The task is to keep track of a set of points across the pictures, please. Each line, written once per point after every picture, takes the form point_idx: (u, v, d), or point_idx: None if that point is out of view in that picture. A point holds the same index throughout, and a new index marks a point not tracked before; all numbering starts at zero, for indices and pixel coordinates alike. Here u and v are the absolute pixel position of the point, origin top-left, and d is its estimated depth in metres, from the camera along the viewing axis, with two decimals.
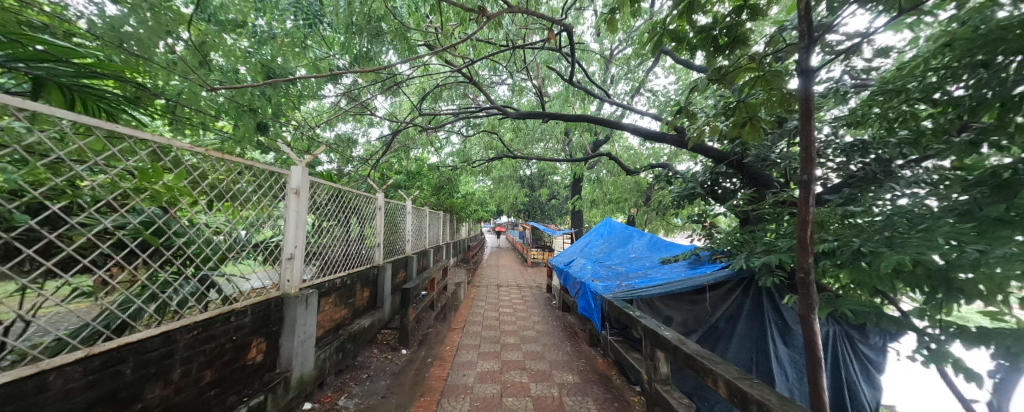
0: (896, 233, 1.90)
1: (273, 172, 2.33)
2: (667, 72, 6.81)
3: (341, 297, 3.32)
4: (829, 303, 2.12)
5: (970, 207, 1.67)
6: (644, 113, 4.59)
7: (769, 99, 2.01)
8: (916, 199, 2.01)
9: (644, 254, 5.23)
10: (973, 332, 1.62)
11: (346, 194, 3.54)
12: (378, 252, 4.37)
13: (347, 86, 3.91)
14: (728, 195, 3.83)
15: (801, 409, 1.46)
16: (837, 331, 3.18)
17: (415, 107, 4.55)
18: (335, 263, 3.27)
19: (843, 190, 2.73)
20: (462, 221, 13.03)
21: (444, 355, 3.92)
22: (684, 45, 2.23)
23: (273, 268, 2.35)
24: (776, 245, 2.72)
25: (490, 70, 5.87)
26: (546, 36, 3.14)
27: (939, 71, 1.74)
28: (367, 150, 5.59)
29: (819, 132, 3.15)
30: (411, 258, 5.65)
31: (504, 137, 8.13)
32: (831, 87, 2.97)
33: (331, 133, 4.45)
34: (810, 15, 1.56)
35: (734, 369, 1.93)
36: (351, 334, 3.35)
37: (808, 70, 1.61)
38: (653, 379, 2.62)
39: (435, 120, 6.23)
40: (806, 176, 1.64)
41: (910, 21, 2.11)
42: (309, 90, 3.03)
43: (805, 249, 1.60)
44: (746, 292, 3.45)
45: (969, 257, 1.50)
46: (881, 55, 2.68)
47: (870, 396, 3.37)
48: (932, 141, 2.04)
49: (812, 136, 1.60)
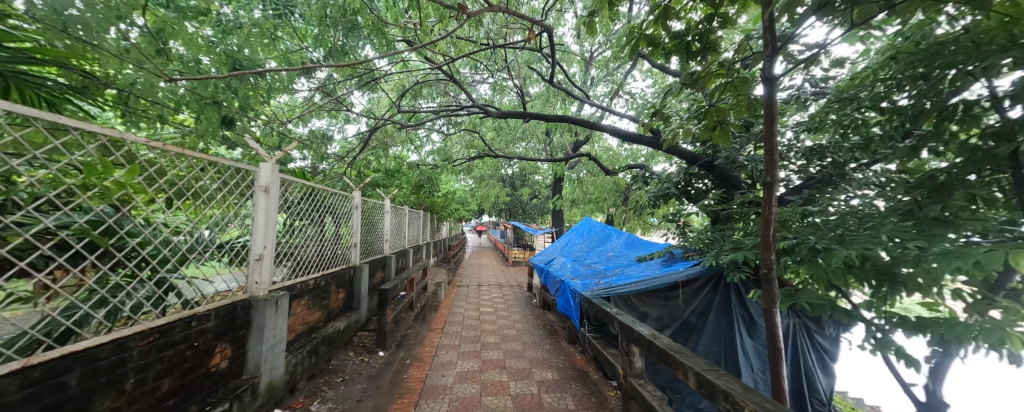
0: (847, 231, 2.06)
1: (240, 169, 2.21)
2: (645, 75, 7.01)
3: (314, 299, 3.20)
4: (789, 297, 2.26)
5: (912, 207, 1.81)
6: (623, 114, 4.69)
7: (738, 104, 2.11)
8: (867, 200, 2.17)
9: (622, 252, 5.36)
10: (913, 322, 1.78)
11: (320, 193, 3.42)
12: (354, 252, 4.24)
13: (321, 81, 3.78)
14: (701, 195, 3.99)
15: (762, 397, 1.55)
16: (797, 323, 3.38)
17: (394, 104, 4.45)
18: (307, 264, 3.15)
19: (804, 191, 2.90)
20: (442, 221, 12.85)
21: (423, 357, 3.87)
22: (660, 50, 2.29)
23: (240, 269, 2.24)
24: (743, 243, 2.86)
25: (471, 68, 5.83)
26: (527, 36, 3.15)
27: (887, 81, 1.89)
28: (342, 147, 5.40)
29: (782, 136, 3.34)
30: (389, 258, 5.52)
31: (486, 136, 8.10)
32: (794, 94, 3.15)
33: (305, 128, 4.28)
34: (775, 26, 1.65)
35: (703, 362, 2.02)
36: (326, 337, 3.25)
37: (771, 77, 1.71)
38: (629, 373, 2.69)
39: (414, 118, 6.11)
40: (770, 178, 1.73)
41: (863, 35, 2.28)
42: (281, 83, 2.90)
43: (768, 247, 1.70)
44: (716, 288, 3.61)
45: (910, 254, 1.64)
46: (837, 65, 2.88)
47: (826, 384, 3.61)
48: (880, 146, 2.22)
49: (775, 139, 1.69)
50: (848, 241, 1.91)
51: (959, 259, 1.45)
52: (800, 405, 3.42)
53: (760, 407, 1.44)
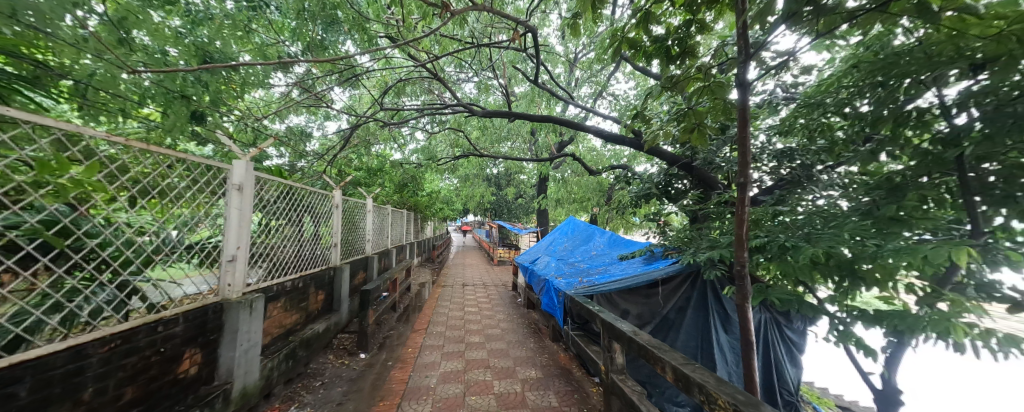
0: (813, 230, 2.17)
1: (211, 166, 2.11)
2: (627, 77, 7.14)
3: (292, 301, 3.11)
4: (760, 293, 2.36)
5: (871, 207, 1.93)
6: (606, 116, 4.77)
7: (714, 107, 2.18)
8: (832, 201, 2.30)
9: (605, 251, 5.46)
10: (872, 314, 1.90)
11: (299, 191, 3.32)
12: (334, 253, 4.14)
13: (300, 76, 3.67)
14: (680, 195, 4.11)
15: (734, 388, 1.62)
16: (767, 318, 3.54)
17: (376, 101, 4.36)
18: (284, 265, 3.05)
19: (775, 192, 3.05)
20: (426, 220, 12.68)
21: (405, 358, 3.82)
22: (641, 53, 2.35)
23: (212, 271, 2.15)
24: (719, 241, 2.97)
25: (456, 67, 5.80)
26: (512, 36, 3.15)
27: (849, 88, 2.01)
28: (322, 145, 5.25)
29: (756, 139, 3.49)
30: (371, 258, 5.42)
31: (471, 135, 8.06)
32: (766, 98, 3.29)
33: (282, 125, 4.14)
34: (748, 33, 1.72)
35: (680, 356, 2.08)
36: (304, 340, 3.15)
37: (745, 82, 1.78)
38: (610, 369, 2.75)
39: (398, 116, 6.02)
40: (744, 179, 1.81)
41: (828, 44, 2.41)
42: (257, 77, 2.79)
43: (741, 245, 1.77)
44: (693, 285, 3.74)
45: (869, 251, 1.75)
46: (806, 72, 3.03)
47: (795, 375, 3.79)
48: (843, 149, 2.35)
49: (748, 142, 1.77)
50: (814, 239, 2.01)
51: (911, 255, 1.56)
52: (770, 396, 3.59)
53: (732, 399, 1.51)
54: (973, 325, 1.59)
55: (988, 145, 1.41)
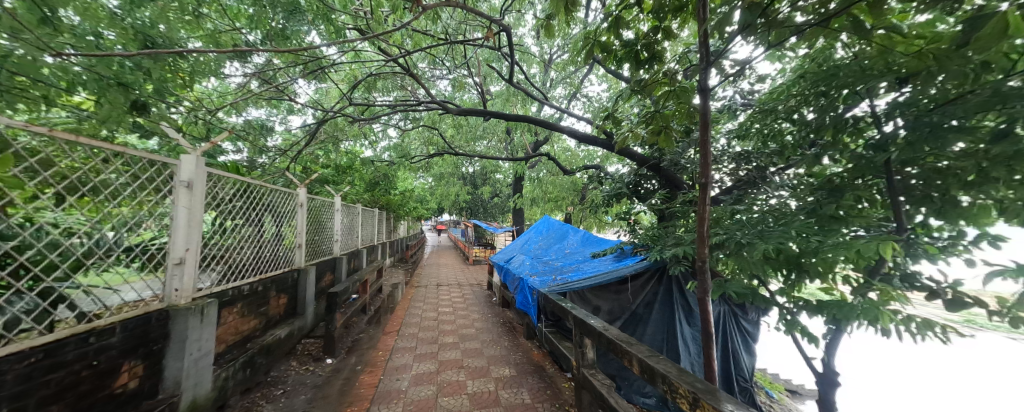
0: (766, 227, 2.34)
1: (155, 161, 1.94)
2: (601, 79, 7.32)
3: (250, 306, 2.92)
4: (719, 287, 2.51)
5: (814, 207, 2.11)
6: (579, 117, 4.86)
7: (680, 111, 2.28)
8: (782, 200, 2.48)
9: (578, 249, 5.58)
10: (815, 305, 2.08)
11: (259, 190, 3.12)
12: (299, 254, 3.93)
13: (259, 66, 3.45)
14: (648, 195, 4.27)
15: (694, 377, 1.72)
16: (725, 310, 3.77)
17: (344, 96, 4.18)
18: (242, 268, 2.86)
19: (734, 192, 3.25)
20: (400, 220, 12.33)
21: (375, 361, 3.70)
22: (612, 56, 2.41)
23: (155, 276, 1.97)
24: (683, 238, 3.12)
25: (429, 63, 5.68)
26: (486, 35, 3.12)
27: (797, 97, 2.17)
28: (285, 140, 4.96)
29: (717, 142, 3.70)
30: (340, 259, 5.20)
31: (445, 133, 7.94)
32: (726, 104, 3.51)
33: (239, 118, 3.86)
34: (708, 42, 1.82)
35: (646, 349, 2.17)
36: (264, 347, 2.98)
37: (705, 88, 1.89)
38: (581, 364, 2.81)
39: (368, 112, 5.81)
40: (704, 180, 1.92)
41: (780, 54, 2.59)
42: (209, 65, 2.59)
43: (702, 242, 1.88)
44: (660, 281, 3.91)
45: (812, 246, 1.91)
46: (761, 80, 3.25)
47: (749, 363, 4.06)
48: (792, 153, 2.55)
49: (708, 144, 1.88)
50: (766, 236, 2.17)
51: (847, 249, 1.72)
52: (728, 383, 3.82)
53: (692, 387, 1.59)
54: (896, 312, 1.79)
55: (909, 151, 1.57)
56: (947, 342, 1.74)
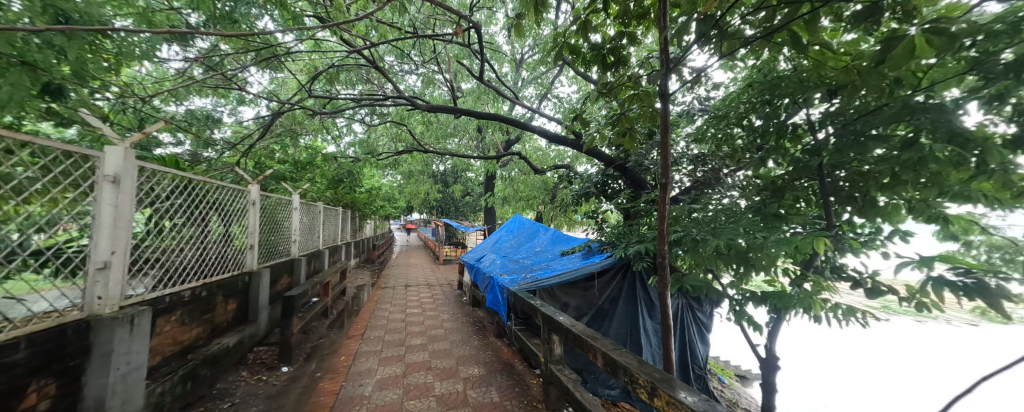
0: (719, 224, 2.50)
1: (74, 153, 1.71)
2: (570, 81, 7.47)
3: (191, 313, 2.67)
4: (677, 281, 2.67)
5: (760, 206, 2.29)
6: (550, 117, 4.93)
7: (643, 114, 2.38)
8: (733, 200, 2.67)
9: (548, 247, 5.66)
10: (759, 296, 2.26)
11: (204, 186, 2.85)
12: (250, 256, 3.64)
13: (204, 51, 3.15)
14: (615, 194, 4.42)
15: (653, 368, 1.80)
16: (683, 304, 4.01)
17: (303, 87, 3.93)
18: (182, 273, 2.60)
19: (692, 192, 3.45)
20: (366, 219, 11.83)
21: (337, 367, 3.53)
22: (580, 59, 2.46)
23: (73, 283, 1.74)
24: (646, 236, 3.27)
25: (397, 57, 5.50)
26: (454, 30, 3.07)
27: (746, 105, 2.34)
28: (235, 132, 4.58)
29: (677, 145, 3.90)
30: (298, 260, 4.89)
31: (414, 130, 7.72)
32: (686, 109, 3.71)
33: (180, 108, 3.51)
34: (668, 49, 1.91)
35: (610, 343, 2.24)
36: (208, 357, 2.73)
37: (666, 94, 1.98)
38: (549, 360, 2.85)
39: (331, 105, 5.52)
40: (665, 180, 2.02)
41: (732, 64, 2.78)
42: (140, 47, 2.32)
43: (662, 239, 1.97)
44: (624, 277, 4.07)
45: (758, 241, 2.07)
46: (717, 88, 3.48)
47: (704, 351, 4.34)
48: (742, 155, 2.74)
49: (668, 146, 1.97)
50: (718, 233, 2.32)
51: (786, 245, 1.88)
52: (685, 372, 4.07)
53: (650, 377, 1.67)
54: (826, 300, 1.99)
55: (838, 156, 1.75)
56: (866, 326, 1.98)
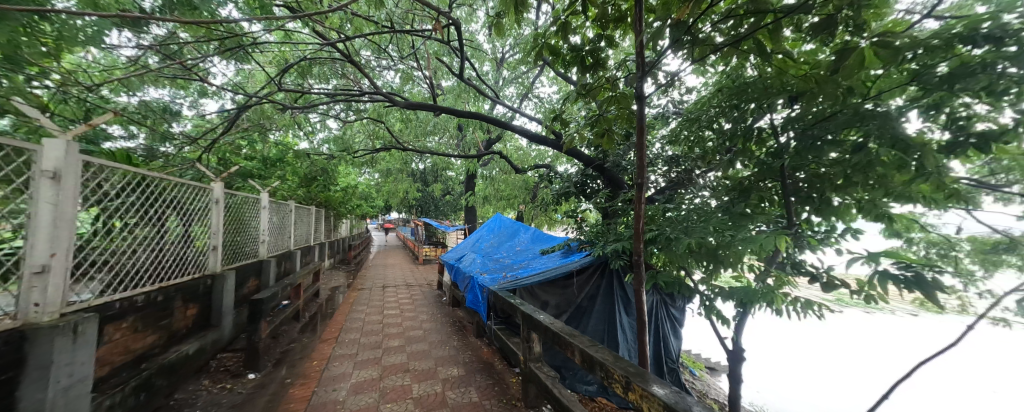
0: (691, 222, 2.60)
1: (9, 145, 1.55)
2: (551, 81, 7.53)
3: (145, 320, 2.48)
4: (652, 278, 2.75)
5: (728, 206, 2.40)
6: (530, 117, 4.94)
7: (621, 115, 2.43)
8: (704, 200, 2.79)
9: (529, 246, 5.69)
10: (727, 291, 2.38)
11: (160, 184, 2.66)
12: (214, 257, 3.43)
13: (160, 39, 2.93)
14: (594, 194, 4.50)
15: (628, 363, 1.85)
16: (657, 300, 4.14)
17: (272, 80, 3.74)
18: (134, 276, 2.41)
19: (666, 192, 3.57)
20: (341, 218, 11.44)
21: (309, 372, 3.39)
22: (560, 60, 2.49)
23: (5, 289, 1.56)
24: (623, 234, 3.35)
25: (374, 51, 5.35)
26: (433, 26, 3.01)
27: (717, 109, 2.45)
28: (197, 126, 4.30)
29: (653, 146, 4.03)
30: (267, 262, 4.65)
31: (393, 127, 7.56)
32: (661, 112, 3.84)
33: (132, 98, 3.25)
34: (644, 53, 1.96)
35: (587, 340, 2.29)
36: (165, 366, 2.55)
37: (642, 96, 2.04)
38: (528, 358, 2.87)
39: (303, 100, 5.30)
40: (640, 181, 2.08)
41: (704, 70, 2.90)
42: (84, 31, 2.11)
43: (638, 238, 2.03)
44: (602, 274, 4.16)
45: (726, 239, 2.17)
46: (690, 92, 3.62)
47: (676, 345, 4.51)
48: (713, 156, 2.86)
49: (643, 147, 2.03)
50: (690, 231, 2.42)
51: (752, 242, 1.98)
52: (658, 366, 4.21)
53: (625, 372, 1.72)
54: (787, 294, 2.12)
55: (798, 159, 1.86)
56: (822, 317, 2.12)
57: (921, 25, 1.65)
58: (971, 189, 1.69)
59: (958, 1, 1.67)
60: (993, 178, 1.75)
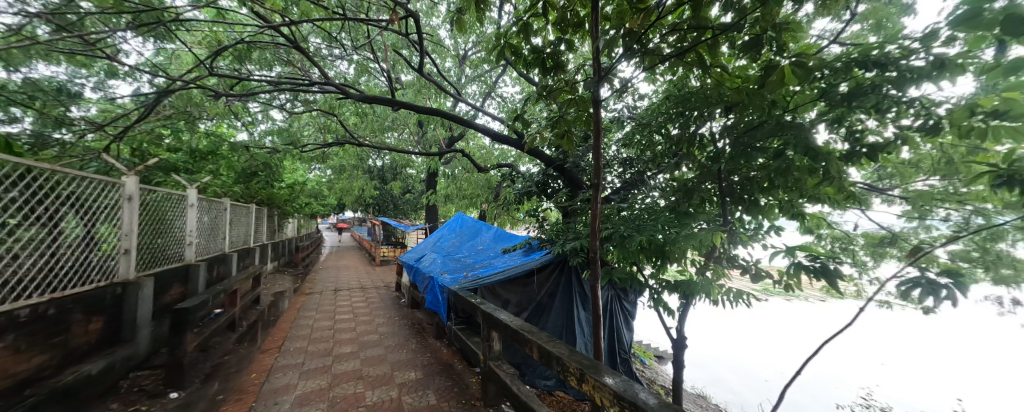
0: (642, 220, 2.76)
1: None
2: (514, 81, 7.59)
3: (29, 338, 2.09)
4: (607, 274, 2.88)
5: (675, 205, 2.59)
6: (493, 115, 4.92)
7: (579, 117, 2.50)
8: (654, 200, 2.98)
9: (490, 245, 5.68)
10: (673, 284, 2.56)
11: (52, 177, 2.25)
12: (125, 262, 2.99)
13: (53, 6, 2.49)
14: (554, 193, 4.61)
15: (583, 356, 1.93)
16: (612, 295, 4.36)
17: (202, 62, 3.34)
18: (14, 287, 2.02)
19: (621, 192, 3.78)
20: (288, 217, 10.55)
21: (246, 387, 3.09)
22: (521, 60, 2.49)
23: None
24: (581, 233, 3.47)
25: (324, 39, 5.00)
26: (390, 17, 2.87)
27: (665, 115, 2.63)
28: (103, 111, 3.70)
29: (609, 148, 4.23)
30: (195, 266, 4.14)
31: (347, 121, 7.14)
32: (617, 116, 4.04)
33: (14, 74, 2.72)
34: (600, 59, 2.03)
35: (546, 336, 2.34)
36: (58, 391, 2.17)
37: (598, 100, 2.11)
38: (488, 357, 2.86)
39: (241, 87, 4.82)
40: (596, 181, 2.15)
41: (655, 78, 3.10)
42: None
43: (593, 236, 2.11)
44: (561, 271, 4.28)
45: (672, 236, 2.34)
46: (643, 98, 3.85)
47: (629, 337, 4.78)
48: (662, 159, 3.07)
49: (600, 149, 2.11)
50: (641, 230, 2.56)
51: (693, 239, 2.15)
52: (612, 357, 4.43)
53: (580, 365, 1.78)
54: (723, 285, 2.34)
55: (733, 163, 2.05)
56: (750, 305, 2.37)
57: (828, 49, 1.93)
58: (863, 192, 2.00)
59: (856, 31, 1.98)
60: (880, 183, 2.08)
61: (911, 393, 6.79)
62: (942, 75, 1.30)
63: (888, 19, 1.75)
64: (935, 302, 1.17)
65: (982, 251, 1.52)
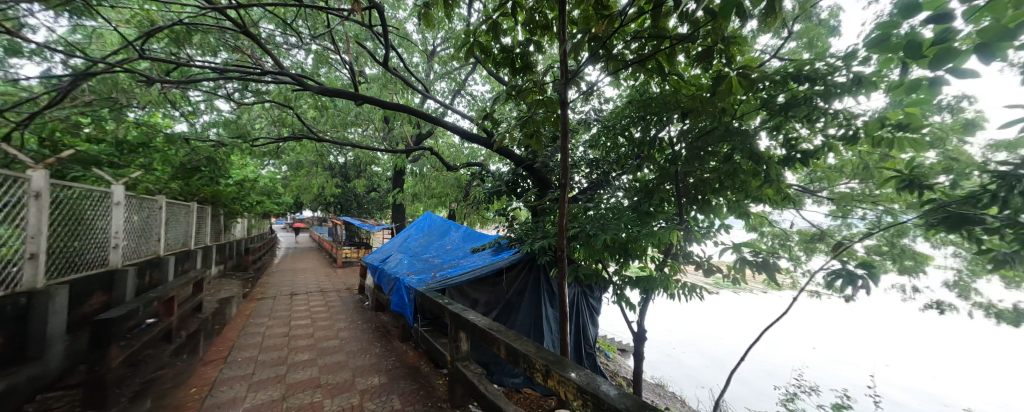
0: (607, 219, 2.86)
1: None
2: (484, 80, 7.55)
3: None
4: (574, 271, 2.96)
5: (637, 205, 2.71)
6: (462, 113, 4.84)
7: (548, 118, 2.53)
8: (618, 200, 3.10)
9: (459, 245, 5.61)
10: (634, 279, 2.69)
11: None
12: (33, 268, 2.60)
13: None
14: (524, 192, 4.65)
15: (550, 352, 1.96)
16: (578, 292, 4.47)
17: (131, 44, 2.97)
18: None
19: (587, 192, 3.89)
20: (236, 217, 9.70)
21: (186, 403, 2.81)
22: (490, 58, 2.47)
23: None
24: (549, 232, 3.53)
25: (279, 25, 4.65)
26: (352, 8, 2.73)
27: (629, 118, 2.74)
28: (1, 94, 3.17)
29: (577, 149, 4.34)
30: (122, 271, 3.68)
31: (306, 114, 6.70)
32: (584, 118, 4.15)
33: None
34: (567, 61, 2.07)
35: (513, 333, 2.35)
36: None
37: (565, 101, 2.15)
38: (456, 358, 2.82)
39: (180, 73, 4.36)
40: (564, 180, 2.20)
41: (620, 82, 3.22)
42: None
43: (561, 235, 2.15)
44: (530, 270, 4.32)
45: (634, 234, 2.45)
46: (610, 101, 3.98)
47: (593, 332, 4.93)
48: (626, 160, 3.20)
49: (567, 149, 2.16)
50: (605, 228, 2.65)
51: (653, 237, 2.27)
52: (578, 352, 4.56)
53: (546, 360, 1.81)
54: (679, 280, 2.49)
55: (688, 165, 2.19)
56: (702, 298, 2.55)
57: (770, 63, 2.11)
58: (797, 194, 2.22)
59: (792, 48, 2.19)
60: (812, 185, 2.32)
61: (835, 371, 7.68)
62: (860, 90, 1.48)
63: (818, 38, 1.96)
64: (853, 290, 1.33)
65: (890, 245, 1.74)
